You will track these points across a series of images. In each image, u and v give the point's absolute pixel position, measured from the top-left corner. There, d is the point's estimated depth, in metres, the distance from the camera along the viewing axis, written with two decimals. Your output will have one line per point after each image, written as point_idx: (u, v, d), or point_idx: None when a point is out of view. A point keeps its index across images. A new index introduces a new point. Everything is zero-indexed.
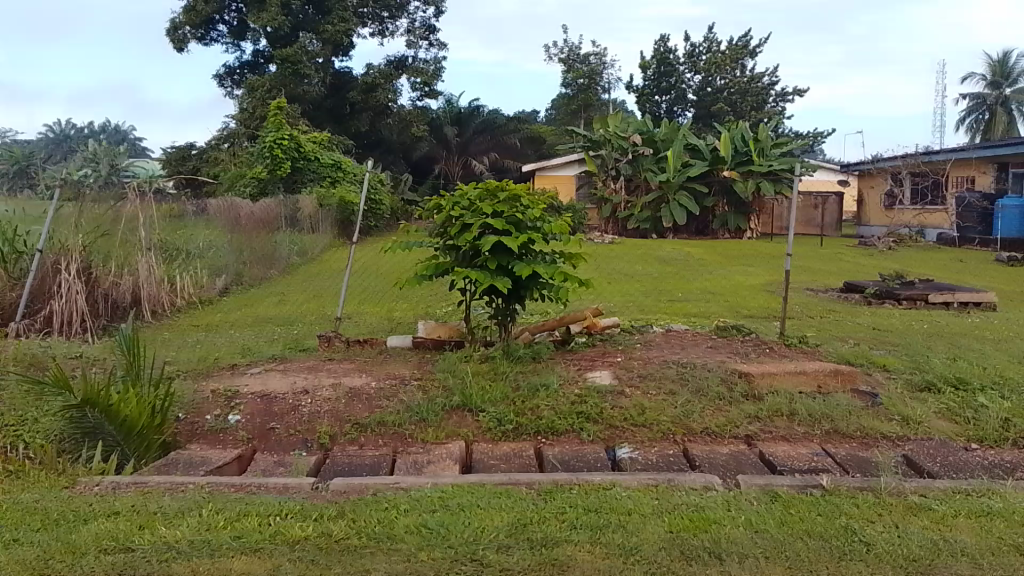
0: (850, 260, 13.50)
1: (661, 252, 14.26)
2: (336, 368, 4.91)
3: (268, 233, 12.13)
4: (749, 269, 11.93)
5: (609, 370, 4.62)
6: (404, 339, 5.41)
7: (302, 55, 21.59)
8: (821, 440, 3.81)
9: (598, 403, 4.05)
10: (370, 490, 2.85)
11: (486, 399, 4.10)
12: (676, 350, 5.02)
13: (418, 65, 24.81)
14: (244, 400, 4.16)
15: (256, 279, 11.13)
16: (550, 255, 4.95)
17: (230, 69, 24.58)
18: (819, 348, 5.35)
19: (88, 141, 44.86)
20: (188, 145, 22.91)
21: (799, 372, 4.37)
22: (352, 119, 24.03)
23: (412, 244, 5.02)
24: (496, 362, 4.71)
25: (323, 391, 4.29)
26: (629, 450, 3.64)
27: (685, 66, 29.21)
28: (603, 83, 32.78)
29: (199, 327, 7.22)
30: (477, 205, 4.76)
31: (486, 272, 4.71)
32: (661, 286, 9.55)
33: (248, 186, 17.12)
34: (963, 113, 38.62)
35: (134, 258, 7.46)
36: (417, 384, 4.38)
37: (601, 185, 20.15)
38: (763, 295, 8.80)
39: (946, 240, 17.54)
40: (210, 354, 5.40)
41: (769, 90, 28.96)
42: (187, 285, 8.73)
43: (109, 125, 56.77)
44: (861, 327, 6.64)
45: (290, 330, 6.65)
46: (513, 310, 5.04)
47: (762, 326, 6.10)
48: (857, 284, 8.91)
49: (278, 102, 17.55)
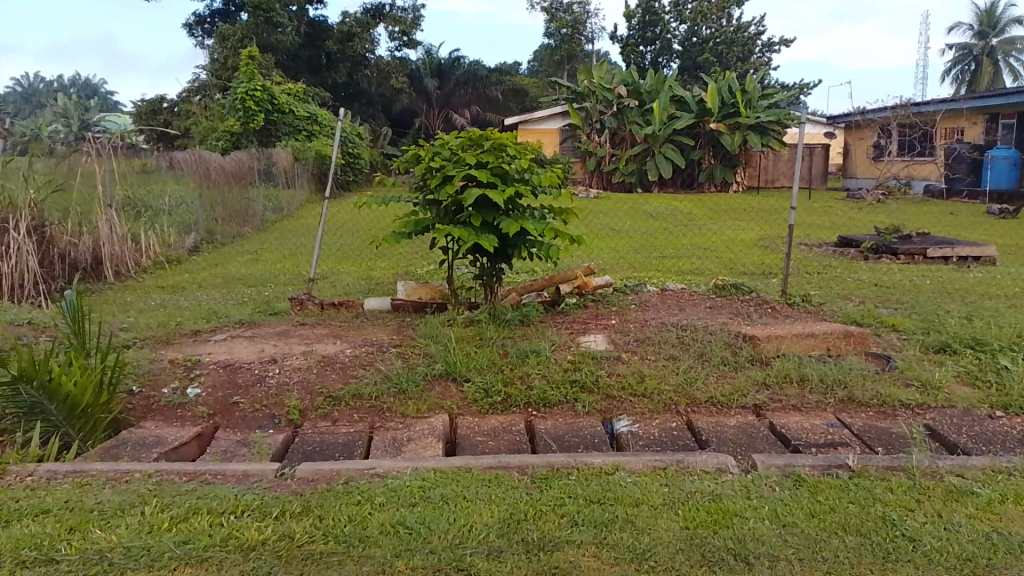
0: (843, 214, 13.17)
1: (648, 206, 13.89)
2: (308, 333, 4.55)
3: (240, 187, 11.57)
4: (739, 223, 11.64)
5: (604, 333, 4.29)
6: (382, 301, 5.03)
7: (274, 2, 20.74)
8: (835, 410, 3.52)
9: (594, 371, 3.72)
10: (341, 477, 2.53)
11: (472, 368, 3.76)
12: (674, 311, 4.69)
13: (397, 14, 23.96)
14: (205, 371, 3.81)
15: (229, 237, 10.69)
16: (539, 210, 4.58)
17: (200, 18, 23.59)
18: (824, 307, 5.05)
19: (56, 96, 43.50)
20: (159, 97, 22.07)
21: (808, 335, 4.07)
22: (329, 70, 23.27)
23: (388, 199, 4.61)
24: (483, 326, 4.37)
25: (293, 360, 3.94)
26: (628, 422, 3.34)
27: (671, 15, 28.46)
28: (587, 33, 31.97)
29: (165, 289, 6.80)
30: (460, 155, 4.36)
31: (470, 229, 4.33)
32: (650, 241, 9.23)
33: (220, 140, 16.37)
34: (948, 64, 38.17)
35: (95, 215, 7.12)
36: (395, 350, 4.04)
37: (586, 138, 19.67)
38: (758, 251, 8.49)
39: (934, 192, 17.27)
40: (173, 318, 5.01)
41: (756, 40, 28.37)
42: (153, 242, 8.28)
43: (78, 79, 55.01)
44: (862, 283, 6.36)
45: (261, 291, 6.27)
46: (499, 269, 4.67)
47: (761, 284, 5.79)
48: (853, 238, 8.62)
49: (249, 51, 16.82)
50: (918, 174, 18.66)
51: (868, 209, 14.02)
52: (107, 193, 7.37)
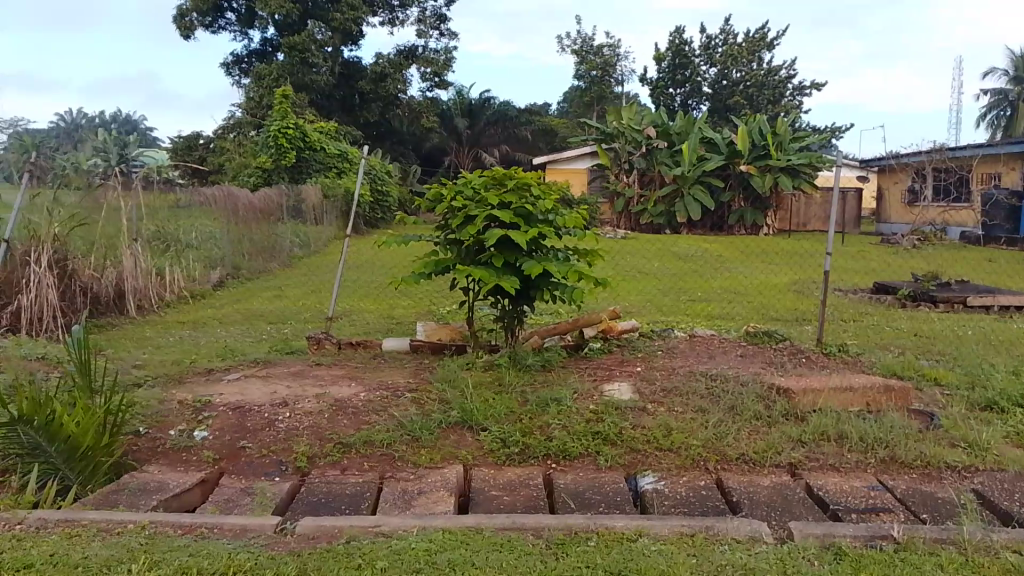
0: (877, 259, 12.87)
1: (677, 248, 13.70)
2: (324, 375, 4.42)
3: (268, 222, 11.60)
4: (770, 267, 11.41)
5: (630, 381, 4.10)
6: (401, 342, 4.91)
7: (310, 43, 21.15)
8: (876, 471, 3.30)
9: (618, 422, 3.54)
10: (344, 536, 2.36)
11: (490, 416, 3.59)
12: (703, 359, 4.50)
13: (429, 55, 24.30)
14: (214, 412, 3.68)
15: (254, 272, 10.68)
16: (564, 252, 4.44)
17: (238, 57, 24.12)
18: (862, 358, 4.82)
19: (97, 131, 44.63)
20: (195, 134, 22.50)
21: (846, 388, 3.86)
22: (362, 109, 23.59)
23: (409, 238, 4.51)
24: (503, 371, 4.20)
25: (306, 403, 3.81)
26: (653, 479, 3.14)
27: (701, 58, 28.54)
28: (617, 75, 32.17)
29: (185, 324, 6.74)
30: (483, 195, 4.25)
31: (492, 270, 4.20)
32: (679, 284, 9.05)
33: (252, 176, 16.55)
34: (984, 109, 37.75)
35: (119, 250, 7.12)
36: (411, 395, 3.88)
37: (615, 179, 19.61)
38: (791, 296, 8.26)
39: (971, 238, 16.87)
40: (188, 355, 4.92)
41: (787, 83, 28.32)
42: (178, 277, 8.27)
43: (119, 116, 56.46)
44: (901, 332, 6.11)
45: (281, 328, 6.18)
46: (521, 312, 4.53)
47: (795, 331, 5.57)
48: (889, 284, 8.36)
49: (283, 90, 17.09)
50: (955, 220, 18.29)
51: (904, 255, 13.70)
52: (132, 227, 7.39)
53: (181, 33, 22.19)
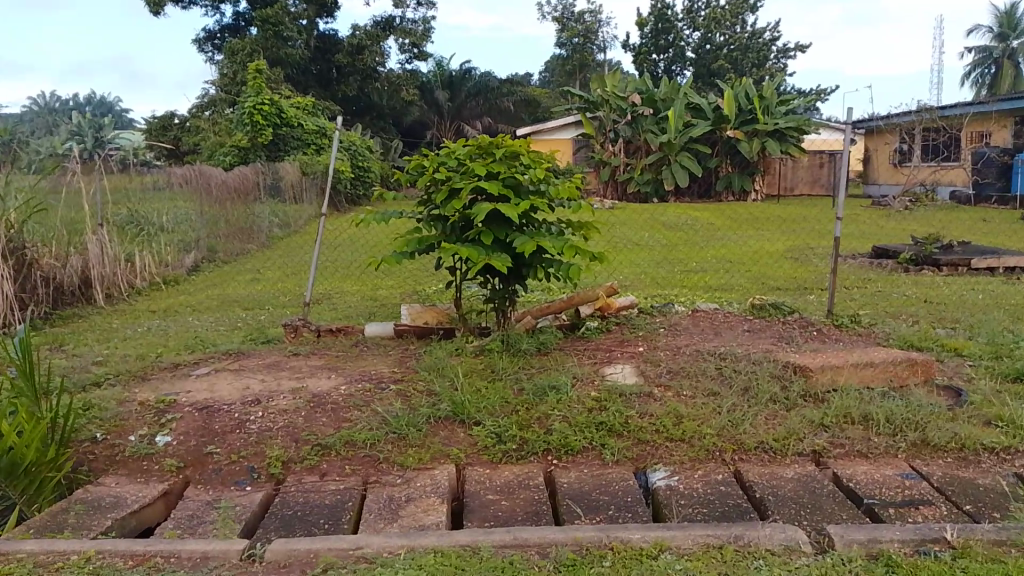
0: (871, 222, 12.61)
1: (667, 217, 13.35)
2: (301, 366, 4.07)
3: (244, 202, 11.15)
4: (763, 233, 11.13)
5: (632, 363, 3.79)
6: (384, 327, 4.58)
7: (283, 16, 20.50)
8: (907, 456, 3.01)
9: (623, 410, 3.23)
10: (320, 565, 2.05)
11: (483, 408, 3.27)
12: (709, 336, 4.19)
13: (407, 26, 23.66)
14: (178, 414, 3.34)
15: (231, 254, 10.26)
16: (556, 225, 4.11)
17: (210, 33, 23.38)
18: (875, 329, 4.53)
19: (69, 116, 43.60)
20: (169, 113, 21.83)
21: (867, 365, 3.57)
22: (339, 84, 22.99)
23: (389, 214, 4.15)
24: (494, 358, 3.87)
25: (281, 399, 3.47)
26: (665, 474, 2.83)
27: (684, 22, 28.02)
28: (599, 42, 31.60)
29: (156, 313, 6.35)
30: (467, 165, 3.90)
31: (480, 248, 3.84)
32: (672, 254, 8.76)
33: (228, 155, 16.05)
34: (968, 67, 37.43)
35: (83, 237, 6.73)
36: (395, 387, 3.55)
37: (600, 148, 19.21)
38: (789, 263, 7.97)
39: (962, 198, 16.64)
40: (155, 348, 4.56)
41: (771, 46, 27.89)
42: (149, 262, 7.87)
43: (93, 98, 55.12)
44: (908, 299, 5.83)
45: (258, 315, 5.83)
46: (513, 292, 4.19)
47: (801, 302, 5.28)
48: (889, 249, 8.09)
49: (256, 65, 16.50)
50: (945, 180, 18.05)
51: (898, 217, 13.44)
52: (98, 212, 7.00)
53: (149, 9, 21.42)
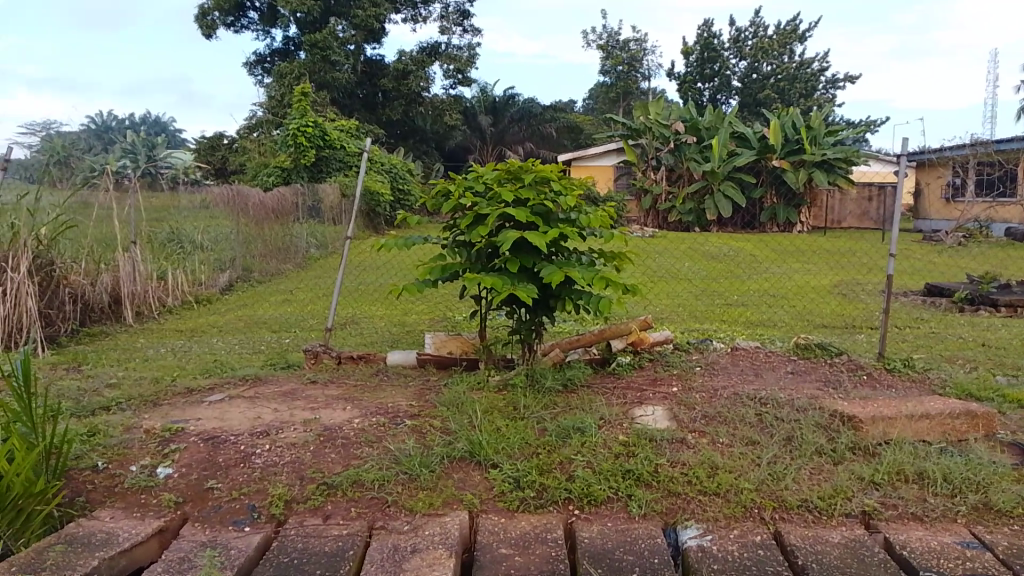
0: (923, 258, 12.12)
1: (708, 247, 13.03)
2: (317, 395, 3.90)
3: (283, 223, 11.15)
4: (810, 267, 10.76)
5: (665, 405, 3.54)
6: (407, 355, 4.43)
7: (331, 40, 20.76)
8: (968, 521, 2.70)
9: (652, 457, 2.99)
10: None
11: (501, 449, 3.05)
12: (748, 377, 3.93)
13: (452, 51, 23.82)
14: (183, 445, 3.20)
15: (266, 274, 10.24)
16: (587, 255, 3.91)
17: (260, 57, 23.84)
18: (930, 375, 4.22)
19: (126, 134, 44.87)
20: (217, 134, 22.21)
21: (922, 416, 3.28)
22: (384, 108, 23.21)
23: (413, 239, 3.98)
24: (517, 394, 3.65)
25: (290, 431, 3.30)
26: (697, 532, 2.57)
27: (731, 51, 27.77)
28: (644, 70, 31.48)
29: (183, 333, 6.28)
30: (495, 190, 3.73)
31: (506, 276, 3.64)
32: (713, 286, 8.47)
33: (271, 176, 16.21)
34: None
35: (113, 256, 6.73)
36: (411, 422, 3.36)
37: (641, 176, 18.98)
38: (835, 299, 7.64)
39: (1018, 236, 15.99)
40: (173, 371, 4.46)
41: (820, 76, 27.46)
42: (182, 281, 7.83)
43: (149, 117, 56.75)
44: (965, 341, 5.47)
45: (284, 338, 5.72)
46: (540, 324, 3.98)
47: (848, 343, 4.97)
48: (943, 287, 7.70)
49: (302, 87, 16.66)
50: (1000, 216, 17.40)
51: (950, 253, 12.93)
52: (131, 231, 7.02)
53: (202, 33, 21.91)
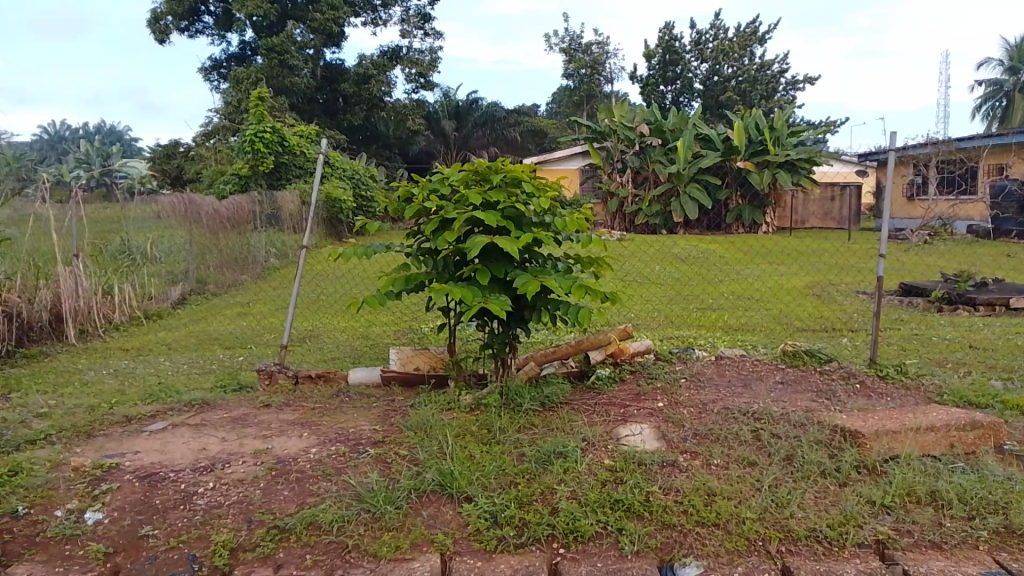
0: (892, 256, 12.07)
1: (678, 249, 12.83)
2: (270, 421, 3.55)
3: (240, 231, 10.69)
4: (782, 268, 10.60)
5: (652, 423, 3.25)
6: (370, 373, 4.10)
7: (289, 45, 20.21)
8: (990, 548, 2.45)
9: (642, 484, 2.71)
10: None
11: (476, 480, 2.73)
12: (736, 389, 3.67)
13: (414, 56, 23.46)
14: (117, 485, 2.84)
15: (223, 285, 9.76)
16: (563, 261, 3.63)
17: (216, 62, 23.21)
18: (924, 381, 4.01)
19: (79, 144, 43.56)
20: (173, 142, 21.52)
21: (927, 429, 3.07)
22: (345, 113, 22.78)
23: (375, 247, 3.66)
24: (491, 415, 3.34)
25: (238, 466, 2.96)
26: (699, 570, 2.29)
27: (692, 54, 27.81)
28: (606, 73, 31.40)
29: (128, 352, 5.84)
30: (462, 193, 3.43)
31: (476, 287, 3.33)
32: (686, 289, 8.24)
33: (228, 184, 15.64)
34: (978, 100, 37.15)
35: (53, 271, 6.29)
36: (374, 450, 3.02)
37: (607, 179, 18.80)
38: (811, 301, 7.45)
39: (981, 232, 16.08)
40: (113, 398, 4.07)
41: (780, 78, 27.63)
42: (130, 295, 7.35)
43: (103, 126, 55.45)
44: (951, 343, 5.28)
45: (237, 355, 5.34)
46: (514, 337, 3.67)
47: (833, 348, 4.76)
48: (919, 286, 7.57)
49: (259, 92, 16.11)
50: (962, 213, 17.52)
51: (917, 251, 12.91)
52: (72, 244, 6.57)
53: (155, 38, 21.24)
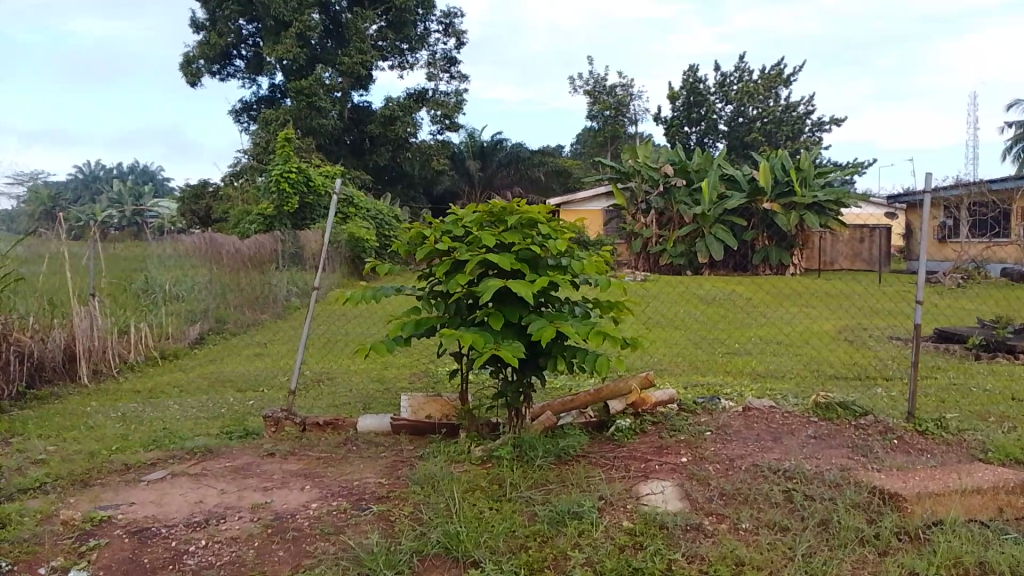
0: (925, 300, 11.73)
1: (703, 291, 12.59)
2: (272, 471, 3.40)
3: (261, 271, 10.65)
4: (810, 311, 10.33)
5: (674, 481, 3.05)
6: (380, 419, 3.95)
7: (317, 87, 20.48)
8: None
9: (663, 550, 2.50)
10: None
11: (484, 543, 2.54)
12: (764, 444, 3.46)
13: (439, 98, 23.70)
14: (105, 541, 2.69)
15: (243, 324, 9.67)
16: (581, 306, 3.47)
17: (246, 104, 23.61)
18: (967, 436, 3.75)
19: (113, 183, 44.51)
20: (201, 182, 21.79)
21: (972, 491, 2.84)
22: (371, 154, 22.98)
23: (385, 290, 3.53)
24: (503, 468, 3.15)
25: (234, 522, 2.80)
26: None
27: (716, 96, 27.83)
28: (631, 115, 31.51)
29: (139, 394, 5.74)
30: (474, 234, 3.30)
31: (488, 333, 3.17)
32: (713, 333, 8.02)
33: (253, 223, 15.73)
34: (1008, 141, 36.70)
35: (68, 310, 6.24)
36: (377, 506, 2.85)
37: (631, 219, 18.67)
38: (841, 347, 7.19)
39: (1016, 275, 15.61)
40: (115, 444, 3.94)
41: (805, 119, 27.51)
42: (147, 335, 7.26)
43: (137, 166, 56.72)
44: (992, 394, 5.01)
45: (248, 399, 5.21)
46: (530, 385, 3.49)
47: (868, 399, 4.51)
48: (955, 332, 7.28)
49: (286, 133, 16.25)
50: (996, 256, 17.09)
51: (950, 295, 12.55)
52: (89, 282, 6.54)
53: (187, 81, 21.68)
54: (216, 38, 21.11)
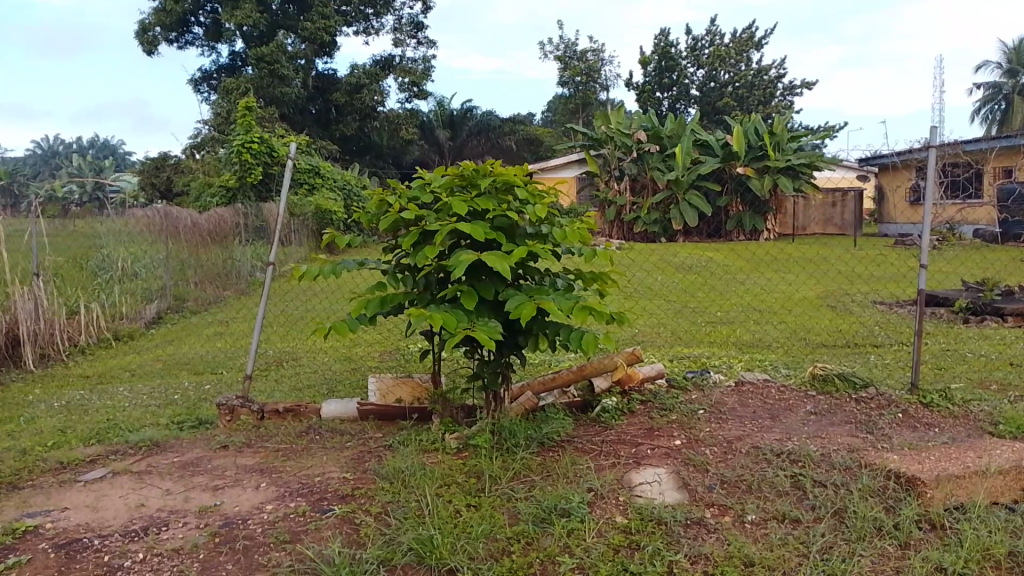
0: (904, 264, 11.57)
1: (679, 258, 12.32)
2: (225, 467, 3.06)
3: (223, 246, 10.14)
4: (790, 277, 10.14)
5: (667, 468, 2.76)
6: (345, 405, 3.64)
7: (279, 54, 19.74)
8: None
9: (662, 551, 2.22)
10: None
11: (460, 549, 2.23)
12: (759, 423, 3.20)
13: (406, 64, 23.03)
14: (28, 555, 2.34)
15: (203, 302, 9.22)
16: (562, 279, 3.16)
17: (206, 74, 22.77)
18: (973, 408, 3.52)
19: (73, 158, 43.42)
20: (161, 154, 21.04)
21: (993, 472, 2.60)
22: (338, 123, 22.34)
23: (348, 265, 3.18)
24: (481, 459, 2.85)
25: (177, 530, 2.47)
26: None
27: (688, 60, 27.47)
28: (602, 80, 31.05)
29: (88, 380, 5.33)
30: (444, 201, 2.96)
31: (462, 311, 2.84)
32: (693, 302, 7.77)
33: (215, 196, 15.14)
34: (977, 103, 36.88)
35: (8, 292, 5.81)
36: (341, 508, 2.53)
37: (604, 186, 18.37)
38: (825, 313, 6.98)
39: (988, 237, 15.50)
40: (53, 438, 3.57)
41: (777, 83, 27.32)
42: (99, 316, 6.82)
43: (96, 141, 55.42)
44: (990, 360, 4.80)
45: (203, 383, 4.85)
46: (508, 365, 3.19)
47: (863, 370, 4.28)
48: (942, 297, 7.08)
49: (246, 102, 15.59)
50: (970, 217, 17.05)
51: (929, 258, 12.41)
52: (34, 261, 6.10)
53: (143, 49, 20.83)
54: (171, 4, 20.27)
